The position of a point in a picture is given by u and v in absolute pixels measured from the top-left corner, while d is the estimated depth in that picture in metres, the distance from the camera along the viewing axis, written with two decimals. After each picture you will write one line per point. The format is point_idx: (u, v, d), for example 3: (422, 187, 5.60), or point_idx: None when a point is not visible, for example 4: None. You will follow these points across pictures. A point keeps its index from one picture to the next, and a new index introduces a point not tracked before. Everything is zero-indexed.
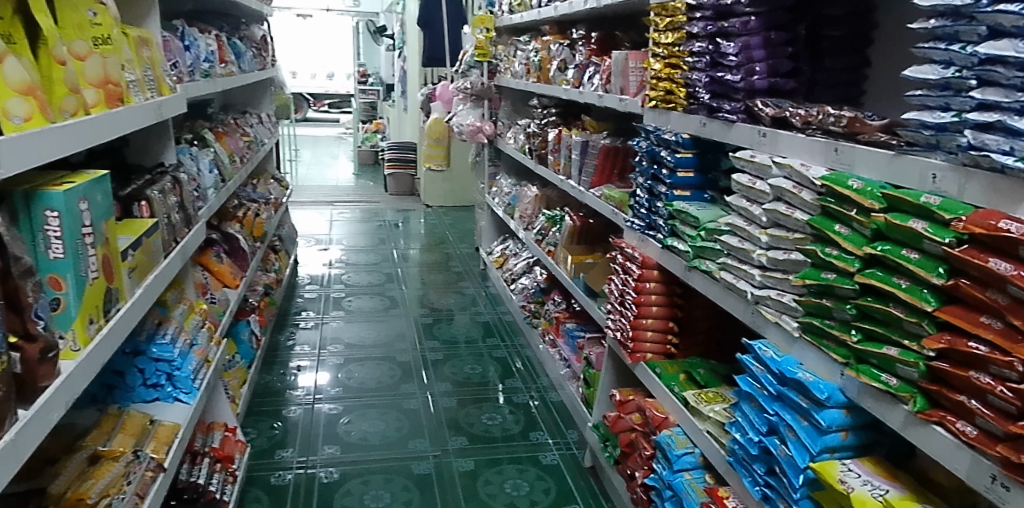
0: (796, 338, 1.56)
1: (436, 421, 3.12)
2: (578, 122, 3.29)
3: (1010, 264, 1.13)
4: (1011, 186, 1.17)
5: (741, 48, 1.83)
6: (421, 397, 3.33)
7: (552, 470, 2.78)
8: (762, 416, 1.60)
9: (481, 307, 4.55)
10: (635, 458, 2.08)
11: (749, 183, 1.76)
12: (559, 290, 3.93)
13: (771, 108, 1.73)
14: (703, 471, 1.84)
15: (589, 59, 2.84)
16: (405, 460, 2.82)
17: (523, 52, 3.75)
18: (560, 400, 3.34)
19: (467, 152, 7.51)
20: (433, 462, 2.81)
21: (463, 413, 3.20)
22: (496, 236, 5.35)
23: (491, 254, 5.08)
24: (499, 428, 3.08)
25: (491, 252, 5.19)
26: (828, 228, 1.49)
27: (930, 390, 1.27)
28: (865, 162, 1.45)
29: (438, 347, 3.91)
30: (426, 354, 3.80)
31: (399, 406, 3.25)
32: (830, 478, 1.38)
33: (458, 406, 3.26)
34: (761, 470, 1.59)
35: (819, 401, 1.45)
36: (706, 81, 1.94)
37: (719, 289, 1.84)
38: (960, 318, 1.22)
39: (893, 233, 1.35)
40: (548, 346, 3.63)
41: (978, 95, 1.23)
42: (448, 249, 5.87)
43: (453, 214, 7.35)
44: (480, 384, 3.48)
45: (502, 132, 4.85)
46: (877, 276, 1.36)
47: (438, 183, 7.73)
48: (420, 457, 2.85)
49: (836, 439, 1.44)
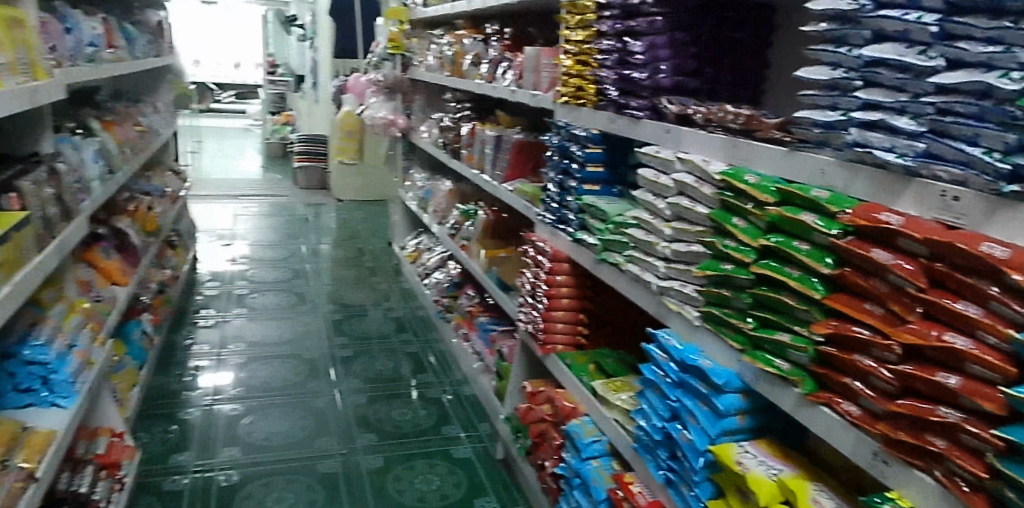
0: (698, 326, 1.62)
1: (344, 419, 3.05)
2: (492, 117, 3.29)
3: (891, 253, 1.23)
4: (892, 181, 1.27)
5: (647, 47, 1.89)
6: (328, 395, 3.26)
7: (464, 464, 2.78)
8: (664, 403, 1.65)
9: (394, 302, 4.49)
10: (545, 447, 2.10)
11: (653, 177, 1.80)
12: (473, 284, 3.93)
13: (675, 106, 1.79)
14: (610, 457, 1.87)
15: (502, 54, 2.84)
16: (310, 459, 2.75)
17: (436, 45, 3.71)
18: (473, 393, 3.35)
19: (382, 145, 7.45)
20: (340, 460, 2.75)
21: (373, 410, 3.15)
22: (410, 231, 5.30)
23: (406, 249, 5.04)
24: (410, 423, 3.05)
25: (405, 247, 5.13)
26: (726, 221, 1.56)
27: (818, 373, 1.35)
28: (760, 157, 1.52)
29: (349, 343, 3.83)
30: (335, 351, 3.72)
31: (305, 404, 3.16)
32: (728, 460, 1.44)
33: (369, 402, 3.21)
34: (663, 455, 1.64)
35: (718, 387, 1.50)
36: (614, 78, 2.00)
37: (626, 280, 1.88)
38: (845, 304, 1.30)
39: (785, 225, 1.42)
40: (461, 340, 3.65)
41: (863, 95, 1.32)
42: (360, 244, 5.76)
43: (366, 209, 7.22)
44: (392, 380, 3.44)
45: (415, 126, 4.79)
46: (771, 266, 1.43)
47: (350, 177, 7.57)
48: (326, 455, 2.78)
49: (734, 422, 1.50)
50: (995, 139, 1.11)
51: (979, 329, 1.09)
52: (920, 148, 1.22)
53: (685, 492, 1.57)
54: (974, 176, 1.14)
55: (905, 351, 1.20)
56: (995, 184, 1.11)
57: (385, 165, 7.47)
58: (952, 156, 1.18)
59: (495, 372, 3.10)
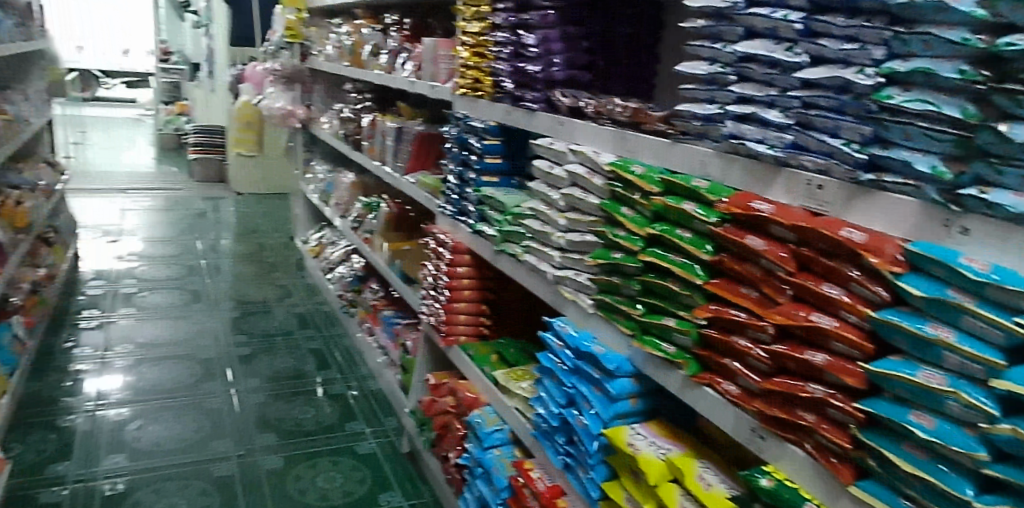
0: (591, 314, 1.67)
1: (242, 420, 2.96)
2: (393, 108, 3.26)
3: (763, 239, 1.30)
4: (764, 171, 1.36)
5: (541, 40, 1.91)
6: (224, 395, 3.14)
7: (368, 459, 2.75)
8: (561, 389, 1.69)
9: (296, 298, 4.37)
10: (449, 439, 2.11)
11: (547, 168, 1.83)
12: (376, 277, 3.89)
13: (568, 98, 1.83)
14: (511, 446, 1.89)
15: (401, 45, 2.81)
16: (204, 462, 2.65)
17: (335, 34, 3.64)
18: (379, 388, 3.32)
19: (282, 136, 7.25)
20: (236, 462, 2.67)
21: (273, 409, 3.06)
22: (312, 224, 5.18)
23: (308, 243, 4.92)
24: (312, 421, 2.99)
25: (308, 241, 5.01)
26: (615, 211, 1.60)
27: (701, 355, 1.41)
28: (646, 149, 1.59)
29: (247, 341, 3.71)
30: (232, 350, 3.59)
31: (199, 406, 3.04)
32: (620, 442, 1.49)
33: (268, 401, 3.12)
34: (561, 441, 1.67)
35: (609, 371, 1.55)
36: (510, 70, 2.02)
37: (524, 271, 1.91)
38: (724, 289, 1.36)
39: (669, 214, 1.48)
40: (366, 334, 3.61)
41: (738, 89, 1.39)
42: (260, 239, 5.58)
43: (267, 202, 7.00)
44: (294, 378, 3.36)
45: (316, 117, 4.68)
46: (656, 254, 1.49)
47: (249, 169, 7.32)
48: (222, 458, 2.69)
49: (626, 405, 1.55)
50: (853, 130, 1.21)
51: (841, 309, 1.18)
52: (788, 139, 1.30)
53: (582, 476, 1.61)
54: (835, 165, 1.24)
55: (777, 331, 1.27)
56: (853, 173, 1.21)
57: (286, 158, 7.26)
58: (815, 147, 1.26)
59: (399, 365, 3.09)
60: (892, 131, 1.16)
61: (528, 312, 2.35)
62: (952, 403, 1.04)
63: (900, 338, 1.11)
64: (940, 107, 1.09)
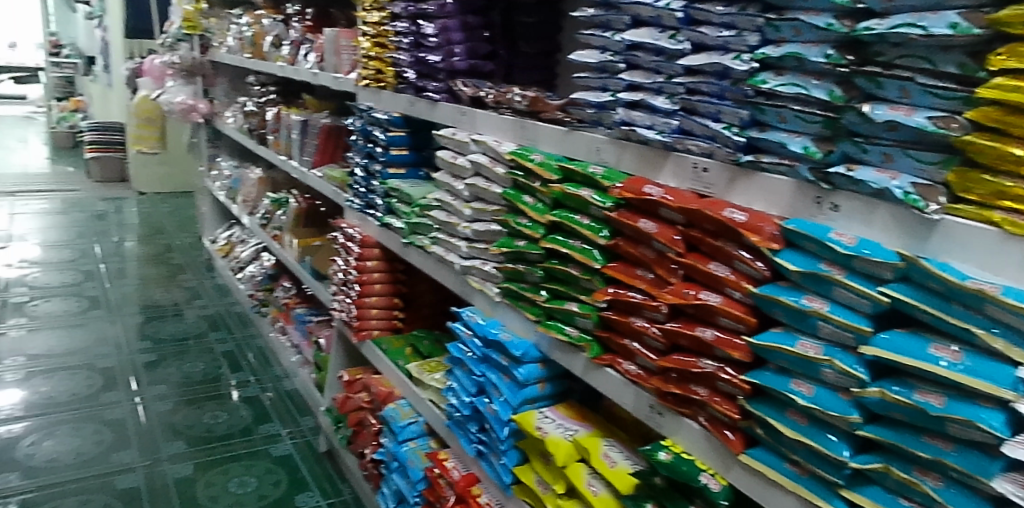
0: (498, 302, 1.69)
1: (147, 429, 2.85)
2: (299, 100, 3.19)
3: (654, 223, 1.35)
4: (654, 156, 1.41)
5: (440, 30, 1.91)
6: (128, 405, 3.02)
7: (284, 461, 2.70)
8: (471, 378, 1.70)
9: (205, 299, 4.23)
10: (364, 435, 2.10)
11: (451, 159, 1.84)
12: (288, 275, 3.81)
13: (469, 88, 1.84)
14: (427, 437, 1.90)
15: (303, 35, 2.75)
16: (107, 475, 2.54)
17: (235, 25, 3.52)
18: (295, 388, 3.25)
19: (186, 132, 6.97)
20: (142, 473, 2.57)
21: (181, 415, 2.96)
22: (221, 223, 5.02)
23: (217, 242, 4.77)
24: (224, 426, 2.91)
25: (217, 240, 4.85)
26: (518, 199, 1.62)
27: (602, 337, 1.45)
28: (545, 138, 1.62)
29: (152, 347, 3.56)
30: (136, 357, 3.45)
31: (100, 418, 2.91)
32: (529, 427, 1.53)
33: (176, 408, 3.01)
34: (474, 429, 1.69)
35: (517, 358, 1.58)
36: (411, 61, 2.01)
37: (433, 262, 1.92)
38: (621, 272, 1.41)
39: (568, 201, 1.51)
40: (279, 333, 3.54)
41: (627, 77, 1.44)
42: (165, 239, 5.35)
43: (172, 201, 6.72)
44: (204, 382, 3.25)
45: (220, 111, 4.53)
46: (557, 240, 1.52)
47: (152, 168, 7.01)
48: (126, 469, 2.58)
49: (534, 390, 1.58)
50: (732, 115, 1.27)
51: (727, 286, 1.23)
52: (675, 125, 1.36)
53: (495, 462, 1.64)
54: (718, 149, 1.30)
55: (670, 310, 1.32)
56: (733, 155, 1.27)
57: (191, 155, 6.99)
58: (699, 131, 1.32)
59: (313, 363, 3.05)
60: (768, 114, 1.22)
61: (442, 302, 2.35)
62: (828, 370, 1.11)
63: (779, 311, 1.17)
64: (809, 90, 1.16)
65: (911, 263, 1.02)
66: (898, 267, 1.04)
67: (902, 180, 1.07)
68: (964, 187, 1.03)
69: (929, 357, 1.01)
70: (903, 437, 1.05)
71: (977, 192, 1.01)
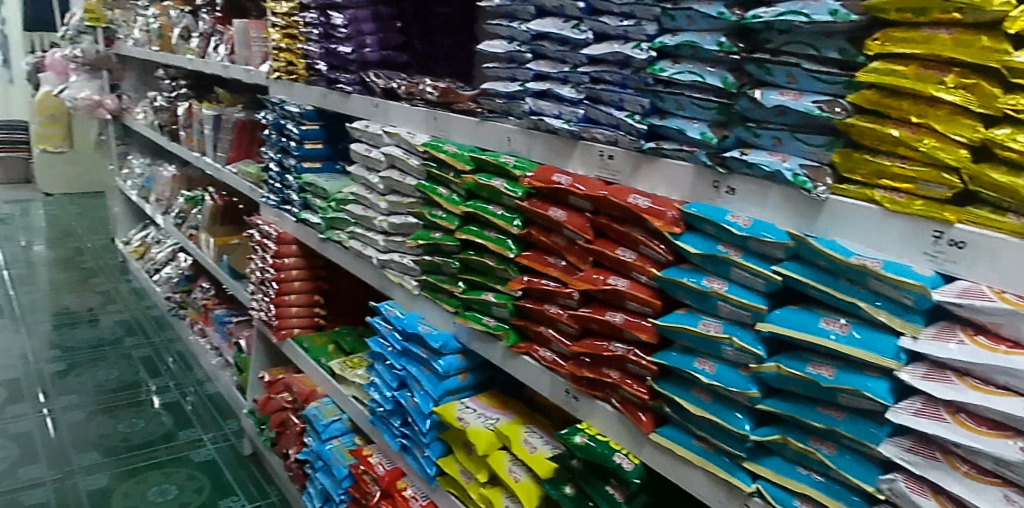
0: (417, 295, 1.68)
1: (57, 442, 2.72)
2: (211, 95, 3.10)
3: (563, 211, 1.37)
4: (563, 144, 1.43)
5: (351, 21, 1.87)
6: (35, 418, 2.88)
7: (206, 467, 2.63)
8: (392, 372, 1.70)
9: (120, 304, 4.06)
10: (288, 435, 2.07)
11: (365, 152, 1.82)
12: (207, 276, 3.70)
13: (381, 80, 1.82)
14: (352, 434, 1.90)
15: (213, 27, 2.68)
16: (12, 492, 2.42)
17: (141, 17, 3.39)
18: (217, 391, 3.17)
19: (95, 130, 6.66)
20: (52, 488, 2.46)
21: (94, 426, 2.84)
22: (135, 224, 4.83)
23: (131, 244, 4.58)
24: (141, 434, 2.81)
25: (131, 241, 4.66)
26: (432, 191, 1.62)
27: (518, 325, 1.47)
28: (457, 129, 1.62)
29: (62, 356, 3.40)
30: (44, 367, 3.28)
31: (4, 433, 2.76)
32: (451, 418, 1.53)
33: (88, 418, 2.89)
34: (397, 423, 1.68)
35: (436, 350, 1.58)
36: (321, 52, 1.98)
37: (351, 257, 1.89)
38: (533, 260, 1.42)
39: (480, 191, 1.51)
40: (199, 336, 3.44)
41: (534, 67, 1.45)
42: (75, 243, 5.11)
43: (82, 203, 6.41)
44: (119, 389, 3.13)
45: (129, 107, 4.35)
46: (472, 231, 1.52)
47: (59, 168, 6.67)
48: (34, 485, 2.47)
49: (455, 381, 1.59)
50: (634, 103, 1.30)
51: (633, 271, 1.27)
52: (581, 114, 1.38)
53: (419, 455, 1.64)
54: (622, 137, 1.33)
55: (582, 296, 1.35)
56: (636, 142, 1.31)
57: (101, 154, 6.68)
58: (604, 120, 1.35)
59: (235, 365, 2.98)
60: (667, 102, 1.26)
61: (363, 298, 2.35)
62: (729, 348, 1.15)
63: (682, 293, 1.21)
64: (704, 77, 1.19)
65: (801, 242, 1.07)
66: (789, 246, 1.09)
67: (792, 163, 1.12)
68: (849, 168, 1.08)
69: (820, 331, 1.06)
70: (799, 409, 1.10)
71: (860, 172, 1.07)
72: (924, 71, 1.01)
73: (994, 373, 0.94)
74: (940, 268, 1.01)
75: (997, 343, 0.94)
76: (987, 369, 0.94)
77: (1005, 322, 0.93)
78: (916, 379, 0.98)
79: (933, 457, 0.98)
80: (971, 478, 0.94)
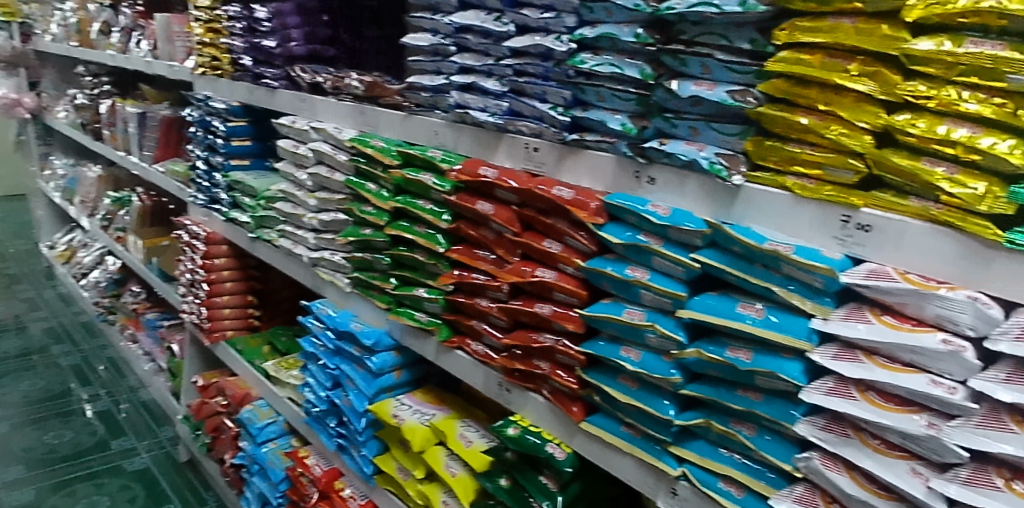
0: (350, 293, 1.67)
1: None
2: (136, 91, 3.01)
3: (491, 204, 1.37)
4: (489, 137, 1.44)
5: (275, 15, 1.87)
6: None
7: (139, 475, 2.56)
8: (326, 372, 1.68)
9: (45, 311, 3.91)
10: (223, 440, 2.04)
11: (292, 148, 1.81)
12: (137, 279, 3.59)
13: (307, 74, 1.80)
14: (288, 436, 1.89)
15: (133, 22, 2.59)
16: None
17: (58, 12, 3.26)
18: (151, 397, 3.08)
19: (16, 130, 6.38)
20: None
21: (18, 438, 2.73)
22: (60, 227, 4.64)
23: (56, 249, 4.41)
24: (69, 445, 2.71)
25: (56, 246, 4.49)
26: (361, 187, 1.60)
27: (450, 320, 1.47)
28: (385, 123, 1.62)
29: None
30: None
31: None
32: (385, 415, 1.52)
33: (12, 431, 2.77)
34: (332, 423, 1.66)
35: (369, 348, 1.56)
36: (246, 47, 1.97)
37: (282, 255, 1.87)
38: (462, 254, 1.42)
39: (408, 186, 1.50)
40: (130, 342, 3.33)
41: (459, 60, 1.45)
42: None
43: (4, 207, 6.13)
44: (45, 400, 3.01)
45: (50, 105, 4.19)
46: (402, 227, 1.51)
47: None
48: None
49: (389, 378, 1.58)
50: (557, 95, 1.31)
51: (560, 262, 1.28)
52: (505, 107, 1.38)
53: (356, 454, 1.62)
54: (546, 129, 1.33)
55: (511, 289, 1.35)
56: (560, 134, 1.32)
57: (23, 155, 6.40)
58: (529, 112, 1.35)
59: (167, 370, 2.90)
60: (589, 93, 1.27)
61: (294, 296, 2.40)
62: (652, 335, 1.17)
63: (607, 283, 1.23)
64: (622, 69, 1.21)
65: (716, 229, 1.10)
66: (706, 233, 1.11)
67: (708, 151, 1.15)
68: (761, 156, 1.11)
69: (737, 316, 1.09)
70: (720, 393, 1.13)
71: (772, 160, 1.10)
72: (829, 59, 1.04)
73: (900, 351, 0.98)
74: (849, 251, 1.05)
75: (902, 322, 0.99)
76: (893, 348, 0.99)
77: (908, 302, 0.98)
78: (827, 360, 1.02)
79: (845, 434, 1.02)
80: (881, 454, 0.99)
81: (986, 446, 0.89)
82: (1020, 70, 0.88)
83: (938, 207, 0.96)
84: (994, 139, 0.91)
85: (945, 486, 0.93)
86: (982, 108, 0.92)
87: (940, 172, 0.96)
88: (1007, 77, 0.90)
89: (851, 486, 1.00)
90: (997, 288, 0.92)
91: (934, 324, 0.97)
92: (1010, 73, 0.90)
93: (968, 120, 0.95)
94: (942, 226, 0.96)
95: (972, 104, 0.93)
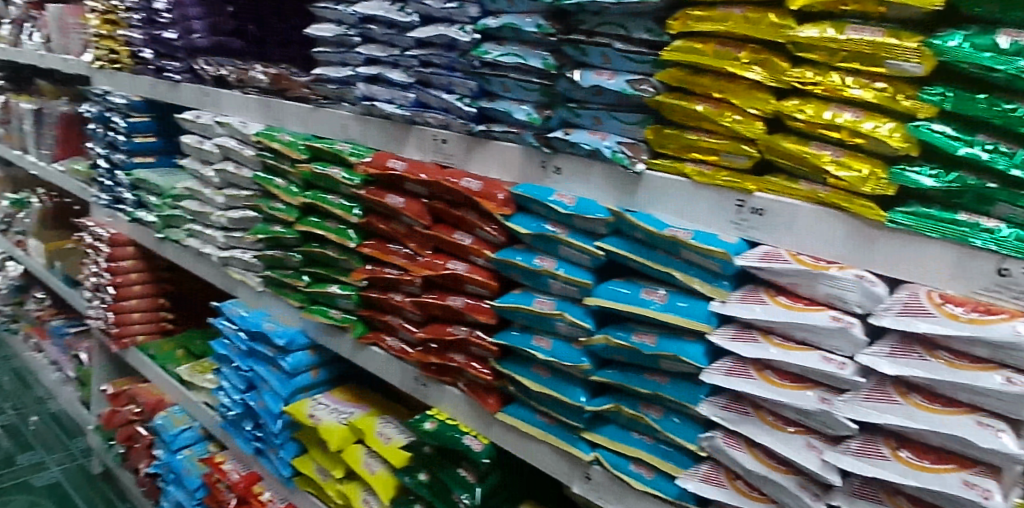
0: (262, 292, 1.64)
1: None
2: (32, 87, 2.87)
3: (401, 197, 1.35)
4: (396, 130, 1.42)
5: (175, 6, 1.81)
6: None
7: (49, 491, 2.44)
8: (240, 374, 1.65)
9: None
10: (136, 450, 1.97)
11: (198, 143, 1.77)
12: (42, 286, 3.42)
13: (211, 67, 1.76)
14: (204, 442, 1.85)
15: (25, 14, 2.47)
16: None
17: None
18: (61, 408, 2.95)
19: None
20: None
21: None
22: None
23: None
24: None
25: None
26: (269, 183, 1.56)
27: (365, 316, 1.44)
28: (291, 117, 1.58)
29: None
30: None
31: None
32: (302, 416, 1.50)
33: None
34: (248, 427, 1.65)
35: (282, 348, 1.54)
36: (146, 39, 1.91)
37: (191, 255, 1.82)
38: (375, 249, 1.40)
39: (318, 181, 1.47)
40: (35, 351, 3.18)
41: (364, 51, 1.43)
42: None
43: None
44: None
45: None
46: (313, 222, 1.48)
47: None
48: None
49: (306, 378, 1.56)
50: (462, 86, 1.30)
51: (471, 254, 1.27)
52: (412, 98, 1.36)
53: (273, 457, 1.60)
54: (453, 120, 1.32)
55: (423, 282, 1.34)
56: (467, 125, 1.31)
57: None
58: (436, 104, 1.34)
59: (76, 379, 2.78)
60: (494, 84, 1.26)
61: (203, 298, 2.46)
62: (561, 323, 1.18)
63: (516, 273, 1.23)
64: (526, 59, 1.21)
65: (619, 217, 1.12)
66: (609, 221, 1.13)
67: (611, 140, 1.16)
68: (660, 144, 1.13)
69: (641, 301, 1.11)
70: (628, 378, 1.15)
71: (670, 147, 1.12)
72: (720, 48, 1.07)
73: (793, 330, 1.02)
74: (744, 234, 1.08)
75: (795, 302, 1.03)
76: (787, 327, 1.02)
77: (800, 282, 1.02)
78: (726, 341, 1.05)
79: (745, 412, 1.05)
80: (778, 430, 1.03)
81: (874, 419, 0.95)
82: (897, 55, 0.94)
83: (826, 189, 1.01)
84: (880, 123, 0.97)
85: (838, 458, 0.97)
86: (866, 93, 0.97)
87: (826, 155, 1.00)
88: (885, 63, 0.96)
89: (751, 462, 1.03)
90: (881, 265, 0.99)
91: (825, 303, 1.01)
92: (888, 59, 0.95)
93: (851, 105, 1.00)
94: (831, 208, 1.01)
95: (858, 90, 0.98)
